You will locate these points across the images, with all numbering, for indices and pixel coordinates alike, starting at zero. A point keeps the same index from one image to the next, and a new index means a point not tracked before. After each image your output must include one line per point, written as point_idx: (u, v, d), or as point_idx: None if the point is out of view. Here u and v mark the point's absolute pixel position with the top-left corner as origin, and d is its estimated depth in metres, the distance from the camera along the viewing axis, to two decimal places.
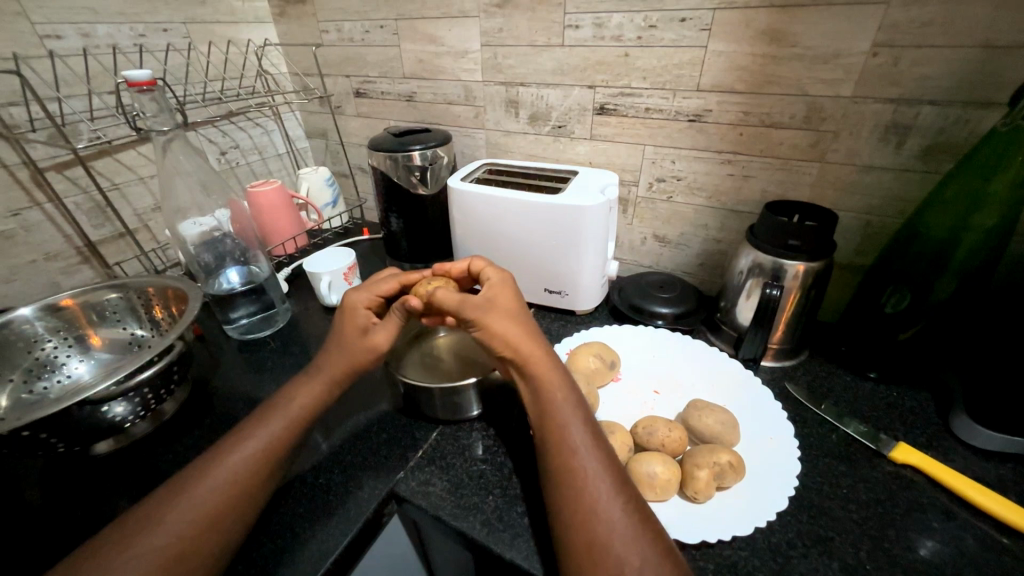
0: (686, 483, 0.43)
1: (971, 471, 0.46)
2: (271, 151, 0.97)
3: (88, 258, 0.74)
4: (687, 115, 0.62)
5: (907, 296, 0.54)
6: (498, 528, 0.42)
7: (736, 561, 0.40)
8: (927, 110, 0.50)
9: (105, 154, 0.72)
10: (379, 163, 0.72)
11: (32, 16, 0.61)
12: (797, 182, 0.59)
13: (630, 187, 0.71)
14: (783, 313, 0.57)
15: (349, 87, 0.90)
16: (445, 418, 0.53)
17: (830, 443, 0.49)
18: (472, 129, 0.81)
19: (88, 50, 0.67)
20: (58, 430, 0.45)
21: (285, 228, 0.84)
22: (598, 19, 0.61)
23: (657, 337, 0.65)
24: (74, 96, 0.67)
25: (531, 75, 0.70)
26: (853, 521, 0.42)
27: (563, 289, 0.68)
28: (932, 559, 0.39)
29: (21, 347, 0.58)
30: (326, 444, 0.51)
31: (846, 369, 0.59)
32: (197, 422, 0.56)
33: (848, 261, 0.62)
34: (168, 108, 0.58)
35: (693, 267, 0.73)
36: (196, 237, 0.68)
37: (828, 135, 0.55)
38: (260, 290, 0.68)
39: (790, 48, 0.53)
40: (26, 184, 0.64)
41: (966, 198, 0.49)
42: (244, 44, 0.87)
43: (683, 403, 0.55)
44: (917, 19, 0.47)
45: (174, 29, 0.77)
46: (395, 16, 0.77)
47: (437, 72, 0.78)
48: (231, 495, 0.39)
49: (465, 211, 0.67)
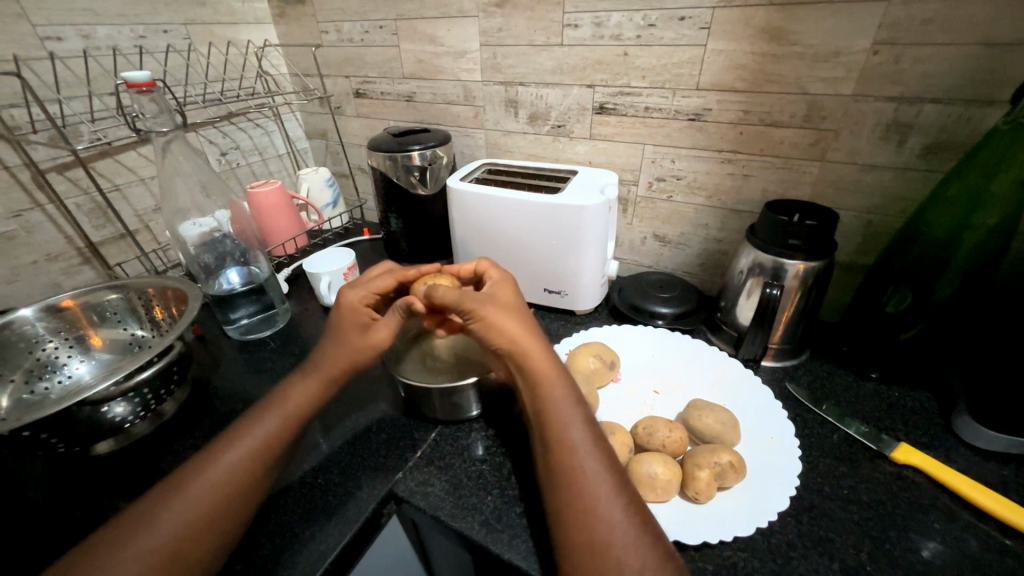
0: (688, 484, 0.43)
1: (973, 471, 0.45)
2: (271, 151, 0.98)
3: (89, 258, 0.74)
4: (688, 115, 0.61)
5: (908, 296, 0.54)
6: (497, 528, 0.42)
7: (735, 562, 0.39)
8: (929, 108, 0.49)
9: (105, 156, 0.72)
10: (379, 164, 0.72)
11: (32, 18, 0.61)
12: (797, 182, 0.59)
13: (630, 187, 0.71)
14: (784, 312, 0.56)
15: (349, 87, 0.90)
16: (445, 418, 0.53)
17: (832, 443, 0.49)
18: (472, 129, 0.81)
19: (89, 51, 0.68)
20: (58, 430, 0.45)
21: (285, 227, 0.85)
22: (597, 19, 0.61)
23: (657, 337, 0.65)
24: (74, 97, 0.67)
25: (530, 75, 0.70)
26: (853, 522, 0.42)
27: (562, 288, 0.68)
28: (935, 560, 0.39)
29: (22, 348, 0.58)
30: (326, 442, 0.51)
31: (848, 370, 0.58)
32: (197, 423, 0.56)
33: (849, 261, 0.62)
34: (167, 109, 0.58)
35: (693, 267, 0.73)
36: (196, 238, 0.68)
37: (828, 133, 0.55)
38: (260, 291, 0.68)
39: (790, 47, 0.52)
40: (26, 186, 0.65)
41: (967, 197, 0.49)
42: (244, 45, 0.87)
43: (684, 403, 0.55)
44: (918, 16, 0.46)
45: (174, 31, 0.77)
46: (395, 17, 0.77)
47: (437, 71, 0.78)
48: (227, 494, 0.39)
49: (464, 210, 0.67)
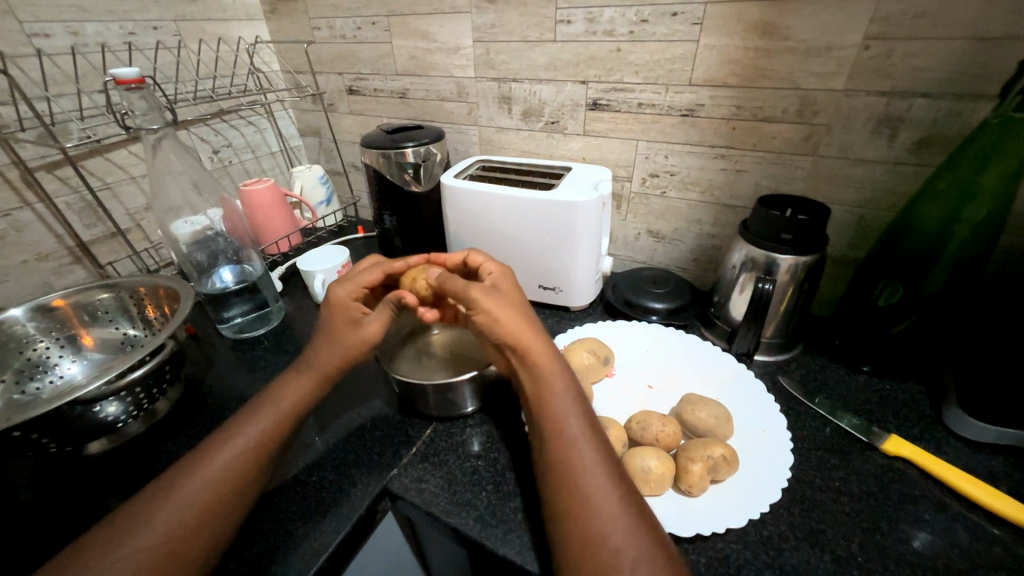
0: (681, 478, 0.43)
1: (963, 462, 0.46)
2: (264, 149, 0.97)
3: (80, 257, 0.74)
4: (680, 110, 0.62)
5: (899, 289, 0.55)
6: (491, 524, 0.42)
7: (728, 555, 0.40)
8: (920, 102, 0.50)
9: (96, 154, 0.72)
10: (372, 161, 0.72)
11: (19, 15, 0.60)
12: (790, 177, 0.59)
13: (624, 183, 0.71)
14: (777, 307, 0.57)
15: (342, 84, 0.90)
16: (440, 415, 0.53)
17: (824, 436, 0.50)
18: (465, 126, 0.81)
19: (77, 49, 0.67)
20: (49, 430, 0.45)
21: (279, 226, 0.84)
22: (590, 14, 0.61)
23: (651, 333, 0.65)
24: (63, 95, 0.66)
25: (524, 71, 0.70)
26: (845, 514, 0.42)
27: (557, 285, 0.68)
28: (924, 551, 0.39)
29: (13, 348, 0.58)
30: (320, 440, 0.51)
31: (840, 363, 0.59)
32: (190, 421, 0.56)
33: (841, 255, 0.62)
34: (157, 106, 0.58)
35: (687, 262, 0.73)
36: (189, 237, 0.68)
37: (820, 128, 0.55)
38: (254, 289, 0.68)
39: (781, 42, 0.53)
40: (15, 185, 0.64)
41: (957, 190, 0.49)
42: (235, 42, 0.87)
43: (678, 397, 0.55)
44: (908, 11, 0.46)
45: (164, 27, 0.76)
46: (387, 13, 0.76)
47: (430, 68, 0.78)
48: (220, 493, 0.39)
49: (457, 207, 0.67)
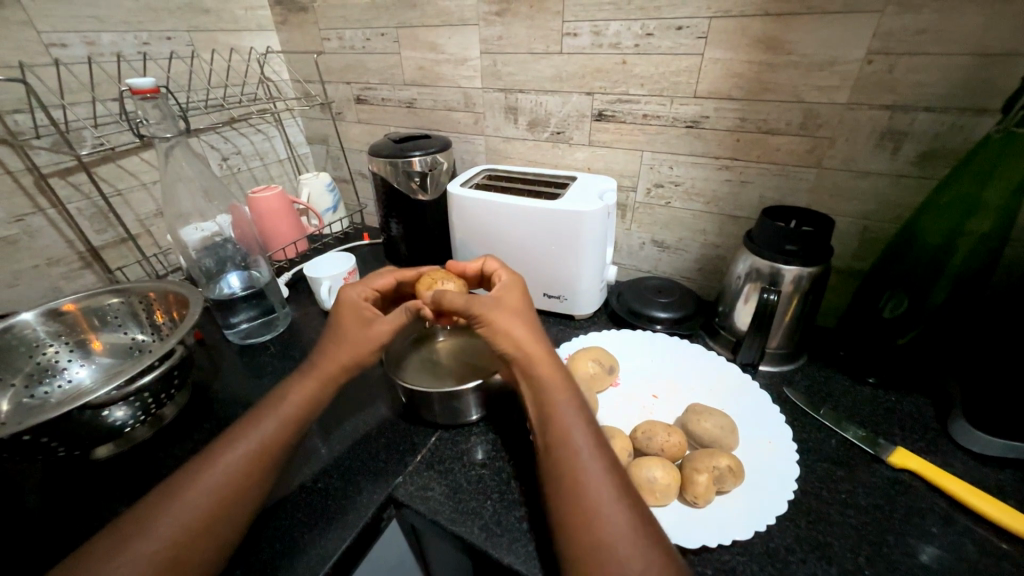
0: (686, 488, 0.43)
1: (970, 476, 0.46)
2: (272, 156, 0.98)
3: (90, 262, 0.75)
4: (686, 122, 0.62)
5: (904, 301, 0.54)
6: (496, 533, 0.42)
7: (734, 566, 0.40)
8: (923, 116, 0.50)
9: (108, 161, 0.73)
10: (379, 169, 0.72)
11: (38, 25, 0.62)
12: (793, 188, 0.60)
13: (628, 193, 0.72)
14: (781, 317, 0.57)
15: (350, 94, 0.91)
16: (445, 423, 0.53)
17: (830, 447, 0.49)
18: (472, 135, 0.82)
19: (93, 58, 0.68)
20: (59, 434, 0.45)
21: (286, 232, 0.85)
22: (596, 27, 0.62)
23: (655, 342, 0.65)
24: (78, 103, 0.68)
25: (529, 83, 0.71)
26: (851, 527, 0.42)
27: (561, 293, 0.68)
28: (933, 565, 0.39)
29: (22, 351, 0.58)
30: (325, 447, 0.51)
31: (846, 374, 0.59)
32: (197, 426, 0.56)
33: (846, 266, 0.62)
34: (170, 115, 0.59)
35: (691, 272, 0.74)
36: (198, 243, 0.68)
37: (824, 141, 0.56)
38: (261, 295, 0.69)
39: (786, 56, 0.53)
40: (28, 190, 0.65)
41: (960, 204, 0.50)
42: (246, 52, 0.88)
43: (683, 407, 0.55)
44: (911, 27, 0.47)
45: (177, 38, 0.78)
46: (396, 24, 0.78)
47: (437, 79, 0.79)
48: (226, 499, 0.39)
49: (463, 215, 0.67)
